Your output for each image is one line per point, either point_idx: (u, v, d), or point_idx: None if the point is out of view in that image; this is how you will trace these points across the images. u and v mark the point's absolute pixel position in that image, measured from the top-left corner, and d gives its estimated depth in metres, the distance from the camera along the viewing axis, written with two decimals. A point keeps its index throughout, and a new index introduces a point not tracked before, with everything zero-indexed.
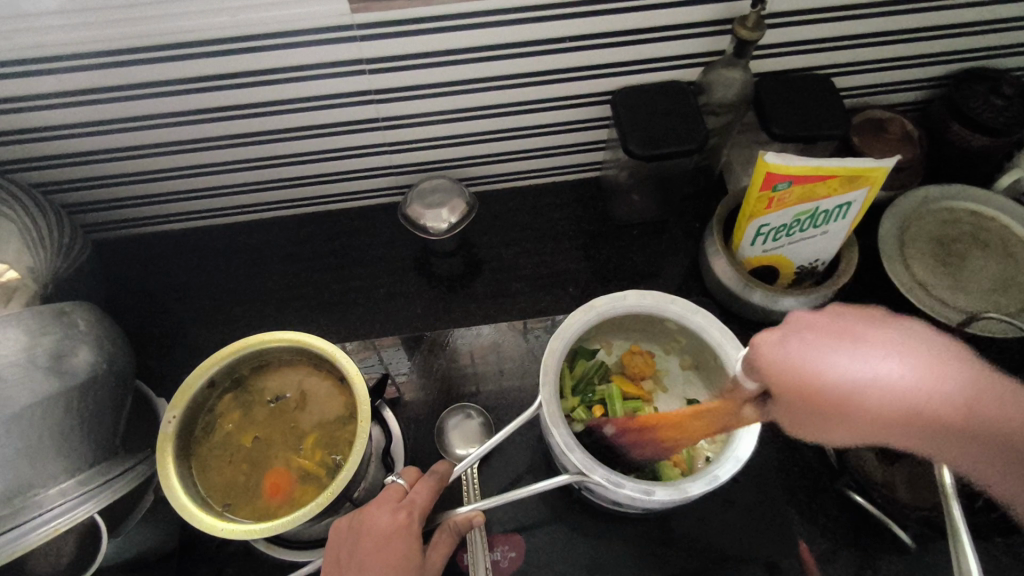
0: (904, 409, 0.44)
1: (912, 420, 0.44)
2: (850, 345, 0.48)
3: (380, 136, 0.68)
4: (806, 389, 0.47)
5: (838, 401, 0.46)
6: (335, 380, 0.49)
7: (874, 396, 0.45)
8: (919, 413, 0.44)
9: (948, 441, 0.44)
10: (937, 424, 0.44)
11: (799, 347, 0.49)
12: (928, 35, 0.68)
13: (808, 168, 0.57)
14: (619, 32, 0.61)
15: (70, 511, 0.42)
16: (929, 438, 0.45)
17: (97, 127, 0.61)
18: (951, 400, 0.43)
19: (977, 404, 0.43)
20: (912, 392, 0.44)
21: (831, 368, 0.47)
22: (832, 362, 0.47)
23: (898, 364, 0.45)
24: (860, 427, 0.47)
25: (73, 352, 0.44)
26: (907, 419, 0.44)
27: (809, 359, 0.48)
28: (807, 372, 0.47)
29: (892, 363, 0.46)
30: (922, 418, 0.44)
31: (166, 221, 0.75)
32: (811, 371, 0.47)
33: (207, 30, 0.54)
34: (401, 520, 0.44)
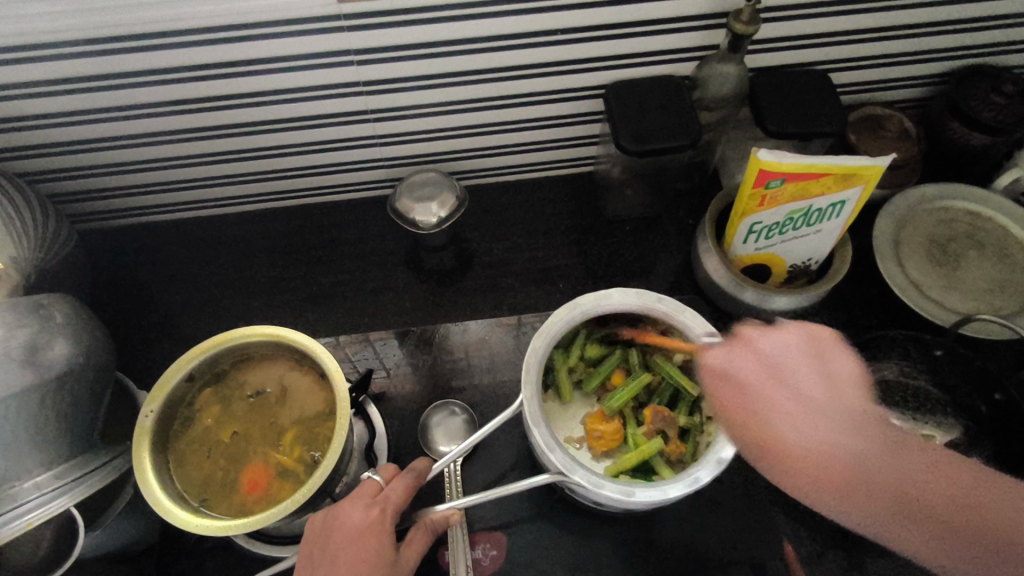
0: (842, 461, 0.43)
1: (844, 479, 0.43)
2: (780, 392, 0.47)
3: (370, 128, 0.68)
4: (743, 422, 0.47)
5: (795, 457, 0.44)
6: (316, 375, 0.49)
7: (807, 429, 0.45)
8: (839, 469, 0.43)
9: (890, 516, 0.42)
10: (863, 485, 0.43)
11: (728, 387, 0.48)
12: (927, 31, 0.67)
13: (800, 165, 0.56)
14: (611, 24, 0.60)
15: (45, 505, 0.42)
16: (882, 510, 0.42)
17: (81, 117, 0.61)
18: (877, 468, 0.43)
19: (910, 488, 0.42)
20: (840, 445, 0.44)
21: (790, 421, 0.45)
22: (785, 426, 0.45)
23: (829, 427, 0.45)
24: (778, 455, 0.45)
25: (50, 344, 0.44)
26: (831, 480, 0.43)
27: (748, 401, 0.47)
28: (757, 405, 0.46)
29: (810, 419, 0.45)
30: (817, 461, 0.44)
31: (154, 212, 0.75)
32: (763, 391, 0.47)
33: (191, 19, 0.53)
34: (373, 516, 0.43)
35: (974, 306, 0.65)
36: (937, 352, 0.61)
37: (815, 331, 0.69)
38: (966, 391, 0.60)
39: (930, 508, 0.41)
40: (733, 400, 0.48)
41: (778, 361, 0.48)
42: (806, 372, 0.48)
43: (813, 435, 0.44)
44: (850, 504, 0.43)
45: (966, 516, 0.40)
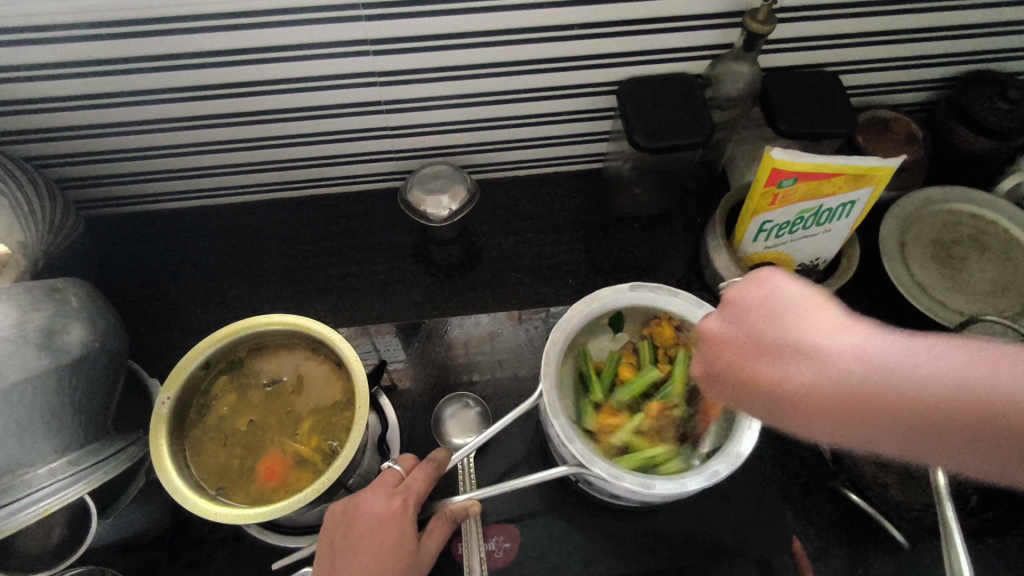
0: (910, 402, 0.33)
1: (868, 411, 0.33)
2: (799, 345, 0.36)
3: (382, 119, 0.67)
4: (750, 372, 0.38)
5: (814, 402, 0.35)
6: (333, 364, 0.49)
7: (807, 372, 0.35)
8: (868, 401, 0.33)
9: (967, 440, 0.32)
10: (923, 418, 0.33)
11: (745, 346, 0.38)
12: (936, 36, 0.68)
13: (814, 165, 0.57)
14: (628, 21, 0.60)
15: (61, 491, 0.41)
16: (895, 431, 0.33)
17: (92, 101, 0.60)
18: (986, 390, 0.32)
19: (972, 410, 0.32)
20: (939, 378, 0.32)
21: (795, 366, 0.35)
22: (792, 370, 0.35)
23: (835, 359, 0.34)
24: (786, 383, 0.36)
25: (66, 328, 0.43)
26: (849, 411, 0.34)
27: (759, 357, 0.37)
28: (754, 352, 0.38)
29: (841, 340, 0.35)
30: (838, 394, 0.34)
31: (160, 200, 0.74)
32: (755, 352, 0.38)
33: (209, 5, 0.52)
34: (395, 506, 0.43)
35: (978, 308, 0.66)
36: None
37: None
38: None
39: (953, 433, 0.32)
40: (744, 360, 0.38)
41: (779, 305, 0.38)
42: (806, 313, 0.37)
43: (840, 371, 0.34)
44: (893, 438, 0.34)
45: (980, 427, 0.32)
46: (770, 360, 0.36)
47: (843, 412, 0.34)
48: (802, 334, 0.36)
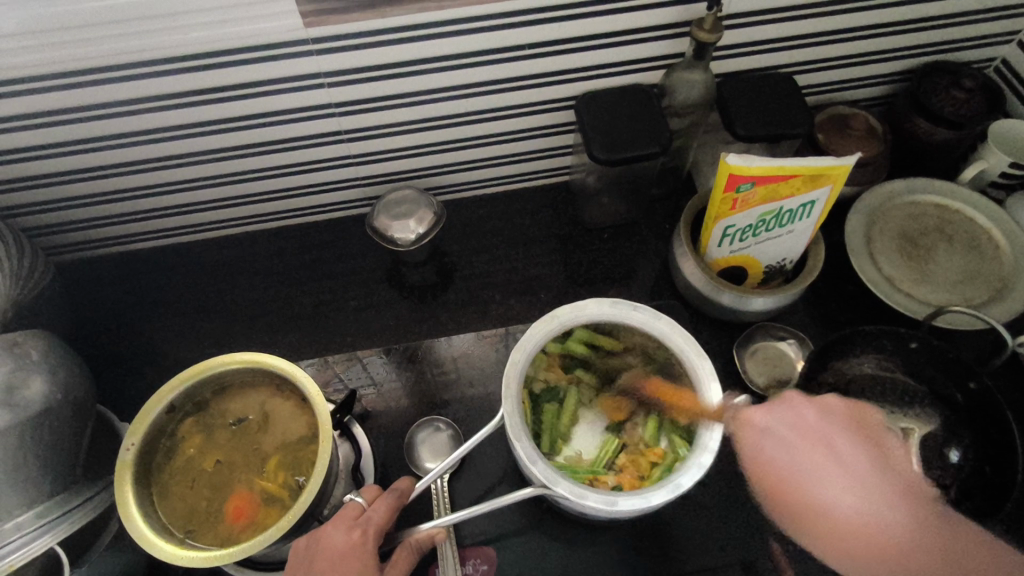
0: (880, 528, 0.47)
1: (877, 536, 0.47)
2: (842, 480, 0.50)
3: (345, 148, 0.68)
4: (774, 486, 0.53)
5: (833, 520, 0.49)
6: (298, 400, 0.49)
7: (835, 489, 0.49)
8: (878, 531, 0.47)
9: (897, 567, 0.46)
10: (878, 531, 0.47)
11: (778, 450, 0.52)
12: (886, 31, 0.68)
13: (768, 169, 0.57)
14: (578, 37, 0.61)
15: (27, 545, 0.41)
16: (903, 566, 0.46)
17: (54, 150, 0.61)
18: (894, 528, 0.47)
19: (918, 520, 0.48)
20: (872, 514, 0.48)
21: (824, 496, 0.49)
22: (819, 491, 0.50)
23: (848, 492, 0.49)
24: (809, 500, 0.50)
25: (26, 384, 0.44)
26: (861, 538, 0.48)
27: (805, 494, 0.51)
28: (801, 477, 0.51)
29: (845, 497, 0.49)
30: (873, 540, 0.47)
31: (133, 240, 0.74)
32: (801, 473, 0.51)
33: (162, 49, 0.53)
34: (355, 538, 0.43)
35: (946, 298, 0.67)
36: (913, 344, 0.61)
37: (793, 330, 0.70)
38: (942, 381, 0.61)
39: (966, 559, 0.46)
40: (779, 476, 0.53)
41: (779, 455, 0.52)
42: (820, 442, 0.51)
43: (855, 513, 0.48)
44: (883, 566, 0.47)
45: (915, 545, 0.46)
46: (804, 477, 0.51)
47: (864, 544, 0.47)
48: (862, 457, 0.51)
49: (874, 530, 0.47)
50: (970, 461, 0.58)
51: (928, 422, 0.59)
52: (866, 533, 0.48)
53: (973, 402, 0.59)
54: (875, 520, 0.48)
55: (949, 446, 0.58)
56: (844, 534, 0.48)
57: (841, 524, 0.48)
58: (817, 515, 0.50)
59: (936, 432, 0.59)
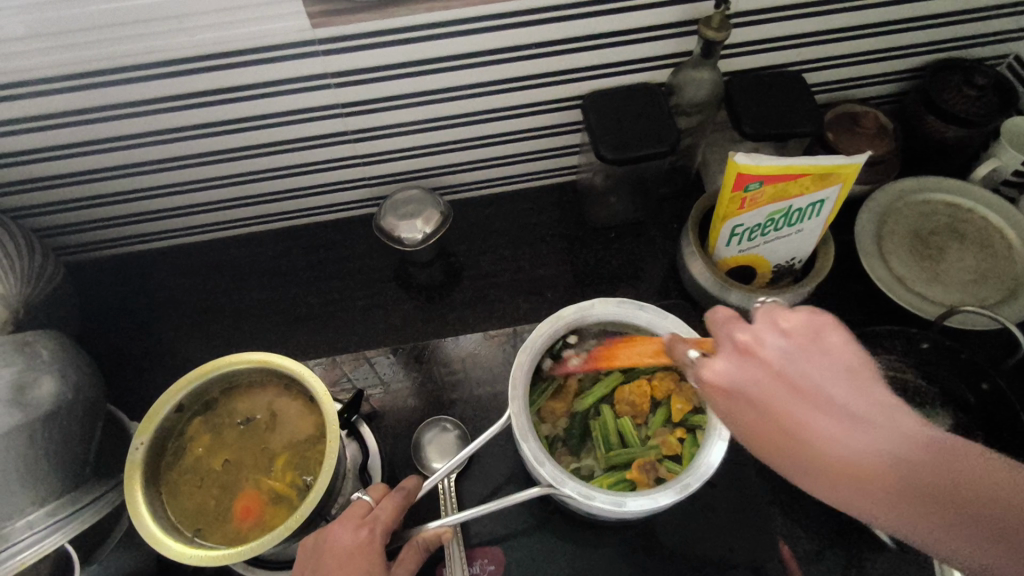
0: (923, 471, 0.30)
1: (861, 474, 0.31)
2: (807, 392, 0.34)
3: (352, 148, 0.68)
4: (772, 416, 0.34)
5: (829, 448, 0.32)
6: (305, 400, 0.49)
7: (838, 429, 0.32)
8: (896, 476, 0.31)
9: (929, 525, 0.30)
10: (913, 481, 0.30)
11: (773, 381, 0.35)
12: (897, 28, 0.68)
13: (777, 168, 0.57)
14: (585, 36, 0.61)
15: (39, 542, 0.42)
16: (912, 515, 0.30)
17: (64, 151, 0.61)
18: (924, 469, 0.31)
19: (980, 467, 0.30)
20: (894, 442, 0.31)
21: (844, 430, 0.32)
22: (822, 428, 0.33)
23: (850, 423, 0.32)
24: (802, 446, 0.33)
25: (36, 383, 0.44)
26: (848, 480, 0.32)
27: (800, 409, 0.34)
28: (770, 397, 0.35)
29: (856, 431, 0.32)
30: (875, 475, 0.31)
31: (142, 241, 0.75)
32: (783, 405, 0.34)
33: (169, 50, 0.53)
34: (363, 538, 0.43)
35: (958, 298, 0.66)
36: (924, 344, 0.61)
37: None
38: (955, 382, 0.60)
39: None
40: (774, 399, 0.35)
41: (790, 364, 0.35)
42: (822, 361, 0.35)
43: (867, 452, 0.32)
44: (908, 521, 0.30)
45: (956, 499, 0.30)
46: (784, 408, 0.34)
47: (859, 474, 0.31)
48: (852, 391, 0.34)
49: (884, 479, 0.31)
50: None
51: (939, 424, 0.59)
52: (852, 469, 0.31)
53: (984, 404, 0.59)
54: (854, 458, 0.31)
55: None
56: (825, 470, 0.32)
57: (852, 461, 0.31)
58: (786, 424, 0.34)
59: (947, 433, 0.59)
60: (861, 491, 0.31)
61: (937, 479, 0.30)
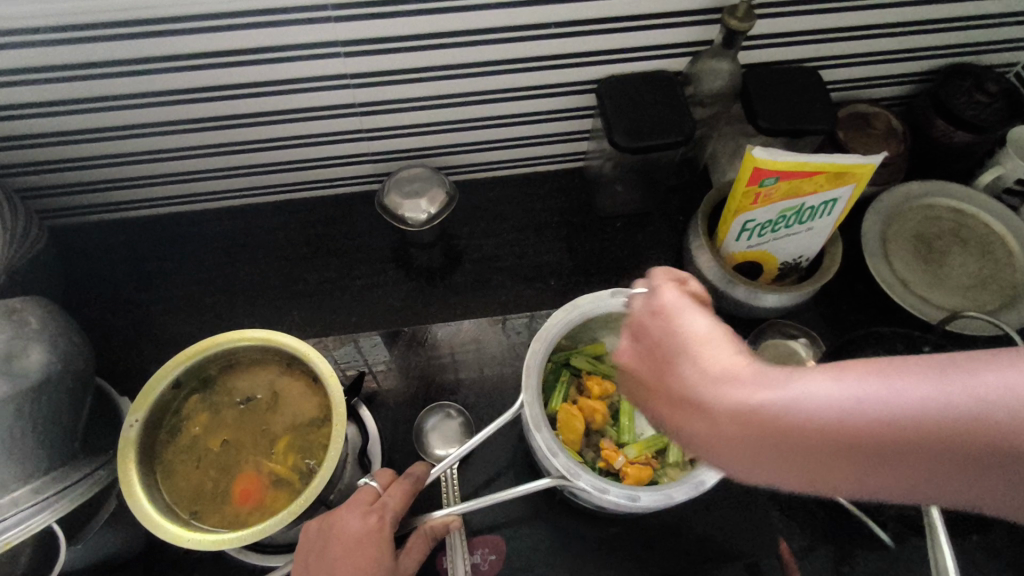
0: (828, 428, 0.30)
1: (750, 425, 0.32)
2: (675, 366, 0.37)
3: (357, 122, 0.66)
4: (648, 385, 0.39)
5: (688, 414, 0.35)
6: (309, 381, 0.47)
7: (718, 398, 0.34)
8: (756, 423, 0.32)
9: (806, 463, 0.31)
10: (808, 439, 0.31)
11: (647, 363, 0.40)
12: (914, 30, 0.67)
13: (796, 164, 0.56)
14: (606, 19, 0.59)
15: (24, 522, 0.39)
16: (802, 459, 0.31)
17: (52, 108, 0.58)
18: (782, 406, 0.32)
19: (843, 406, 0.30)
20: (803, 390, 0.32)
21: (705, 393, 0.35)
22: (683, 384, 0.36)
23: (708, 381, 0.35)
24: (666, 415, 0.38)
25: (25, 352, 0.41)
26: (731, 438, 0.33)
27: (677, 377, 0.37)
28: (665, 361, 0.38)
29: (714, 389, 0.34)
30: (741, 427, 0.33)
31: (129, 207, 0.72)
32: (660, 375, 0.38)
33: (173, 7, 0.50)
34: (372, 524, 0.42)
35: (959, 303, 0.66)
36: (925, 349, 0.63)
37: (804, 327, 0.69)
38: None
39: (975, 454, 0.28)
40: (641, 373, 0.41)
41: (663, 342, 0.39)
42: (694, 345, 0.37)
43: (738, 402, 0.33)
44: (811, 469, 0.32)
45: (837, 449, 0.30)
46: (660, 382, 0.38)
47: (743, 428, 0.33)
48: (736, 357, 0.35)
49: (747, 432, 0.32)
50: None
51: None
52: (727, 423, 0.33)
53: None
54: (732, 411, 0.33)
55: None
56: (724, 434, 0.33)
57: (711, 420, 0.34)
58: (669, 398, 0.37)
59: None
60: (764, 448, 0.32)
61: (788, 424, 0.31)
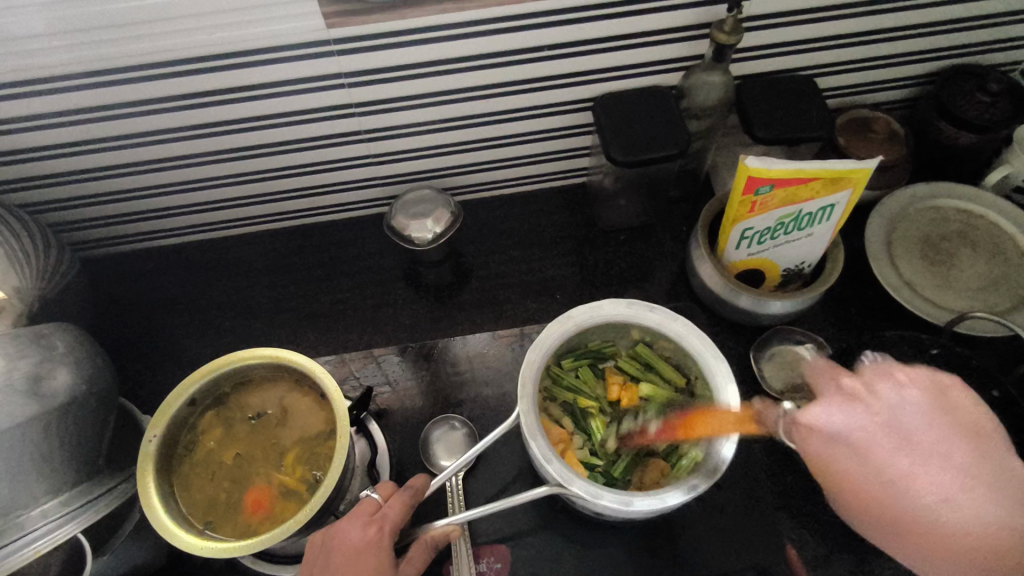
0: (919, 529, 0.43)
1: (913, 531, 0.43)
2: (895, 462, 0.44)
3: (365, 147, 0.69)
4: (858, 492, 0.46)
5: (909, 519, 0.43)
6: (316, 396, 0.49)
7: (924, 490, 0.43)
8: (938, 531, 0.42)
9: (959, 557, 0.41)
10: (892, 527, 0.45)
11: (836, 447, 0.48)
12: (909, 34, 0.68)
13: (789, 171, 0.57)
14: (597, 39, 0.61)
15: (53, 532, 0.42)
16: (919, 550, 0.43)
17: (81, 147, 0.62)
18: (910, 515, 0.43)
19: (985, 539, 0.40)
20: (927, 512, 0.42)
21: (902, 489, 0.44)
22: (897, 477, 0.44)
23: (928, 477, 0.43)
24: (874, 503, 0.46)
25: (52, 374, 0.45)
26: (892, 526, 0.44)
27: (857, 464, 0.46)
28: (859, 445, 0.47)
29: (932, 490, 0.42)
30: (901, 518, 0.44)
31: (154, 237, 0.76)
32: (881, 456, 0.45)
33: (186, 49, 0.54)
34: (371, 534, 0.43)
35: (967, 304, 0.66)
36: (933, 351, 0.61)
37: (811, 333, 0.69)
38: (965, 389, 0.60)
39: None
40: (870, 447, 0.46)
41: (895, 417, 0.46)
42: (910, 454, 0.44)
43: (926, 501, 0.43)
44: (912, 548, 0.44)
45: (978, 546, 0.40)
46: (880, 463, 0.45)
47: (926, 535, 0.42)
48: (899, 481, 0.44)
49: (913, 527, 0.43)
50: None
51: None
52: (942, 532, 0.42)
53: (1000, 411, 0.58)
54: (931, 522, 0.42)
55: None
56: (910, 527, 0.43)
57: (927, 519, 0.42)
58: (881, 472, 0.45)
59: None
60: (926, 548, 0.43)
61: (924, 531, 0.42)
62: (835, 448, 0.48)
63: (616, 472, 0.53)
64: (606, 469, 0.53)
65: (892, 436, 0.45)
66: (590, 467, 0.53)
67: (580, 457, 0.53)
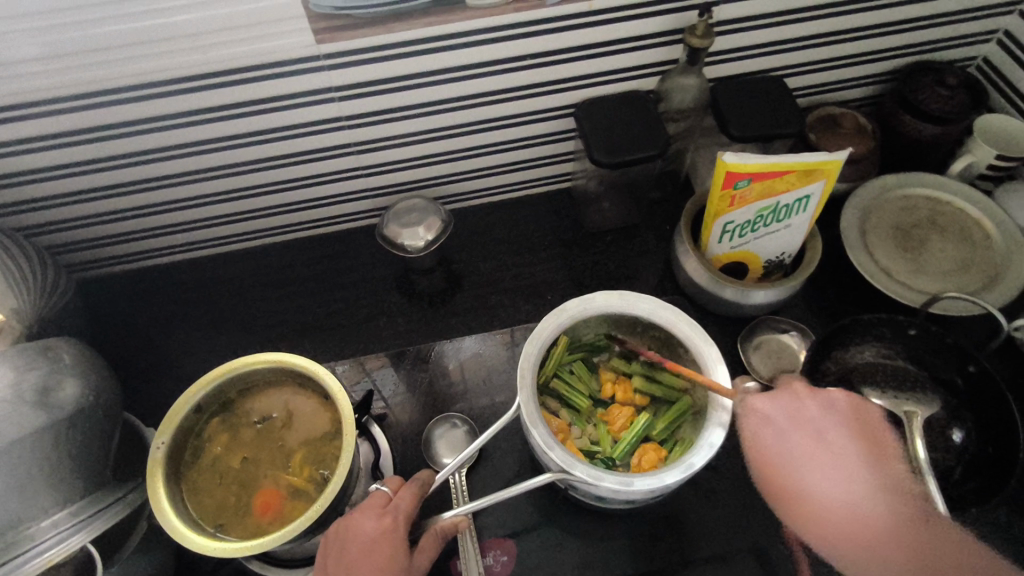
0: (840, 523, 0.46)
1: (820, 523, 0.47)
2: (795, 467, 0.49)
3: (356, 160, 0.71)
4: (777, 482, 0.50)
5: (828, 516, 0.47)
6: (320, 398, 0.50)
7: (831, 489, 0.47)
8: (855, 521, 0.46)
9: (864, 551, 0.45)
10: (829, 524, 0.46)
11: (773, 433, 0.51)
12: (869, 34, 0.71)
13: (764, 165, 0.59)
14: (576, 48, 0.64)
15: (63, 542, 0.43)
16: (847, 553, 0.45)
17: (75, 168, 0.63)
18: (830, 508, 0.47)
19: (884, 527, 0.45)
20: (839, 505, 0.47)
21: (814, 487, 0.48)
22: (815, 478, 0.48)
23: (838, 479, 0.48)
24: (802, 503, 0.48)
25: (59, 386, 0.46)
26: (814, 523, 0.47)
27: (790, 469, 0.49)
28: (795, 449, 0.50)
29: (834, 490, 0.47)
30: (836, 519, 0.46)
31: (148, 257, 0.76)
32: (800, 463, 0.49)
33: (179, 68, 0.56)
34: (386, 524, 0.45)
35: (941, 286, 0.68)
36: (910, 331, 0.63)
37: (793, 322, 0.72)
38: (941, 366, 0.62)
39: (935, 544, 0.44)
40: (785, 452, 0.50)
41: (800, 424, 0.51)
42: (820, 454, 0.49)
43: (835, 498, 0.47)
44: (847, 547, 0.46)
45: (884, 537, 0.45)
46: (801, 463, 0.49)
47: (844, 529, 0.46)
48: (813, 483, 0.48)
49: (841, 522, 0.46)
50: (973, 442, 0.59)
51: (930, 404, 0.61)
52: (859, 528, 0.46)
53: (974, 385, 0.60)
54: (854, 519, 0.46)
55: (952, 427, 0.60)
56: (829, 518, 0.47)
57: (831, 511, 0.47)
58: (798, 478, 0.49)
59: (938, 414, 0.61)
60: (847, 544, 0.46)
61: (843, 523, 0.46)
62: (764, 431, 0.51)
63: (614, 456, 0.54)
64: (605, 454, 0.54)
65: (821, 447, 0.49)
66: (589, 453, 0.54)
67: (579, 444, 0.55)
